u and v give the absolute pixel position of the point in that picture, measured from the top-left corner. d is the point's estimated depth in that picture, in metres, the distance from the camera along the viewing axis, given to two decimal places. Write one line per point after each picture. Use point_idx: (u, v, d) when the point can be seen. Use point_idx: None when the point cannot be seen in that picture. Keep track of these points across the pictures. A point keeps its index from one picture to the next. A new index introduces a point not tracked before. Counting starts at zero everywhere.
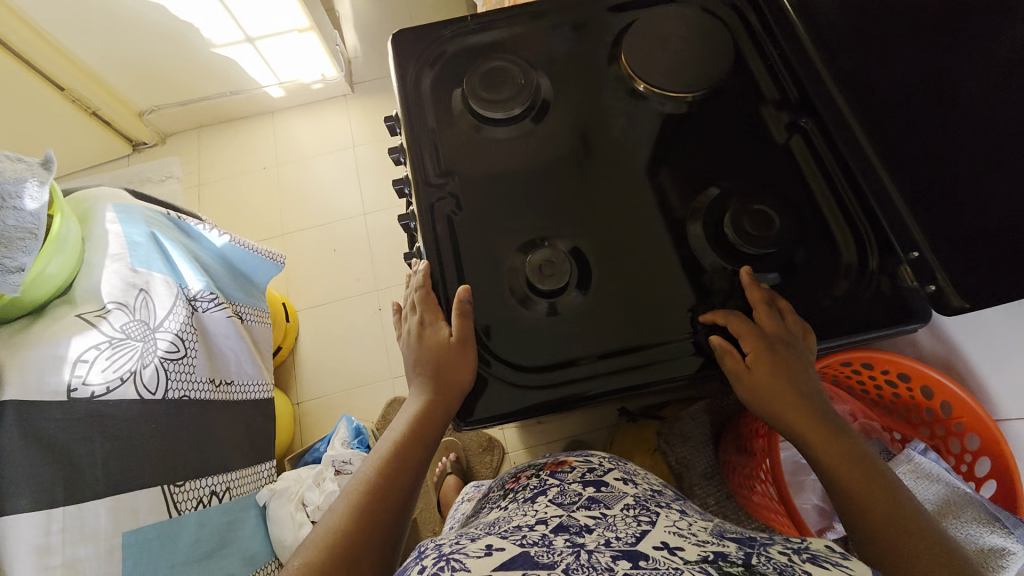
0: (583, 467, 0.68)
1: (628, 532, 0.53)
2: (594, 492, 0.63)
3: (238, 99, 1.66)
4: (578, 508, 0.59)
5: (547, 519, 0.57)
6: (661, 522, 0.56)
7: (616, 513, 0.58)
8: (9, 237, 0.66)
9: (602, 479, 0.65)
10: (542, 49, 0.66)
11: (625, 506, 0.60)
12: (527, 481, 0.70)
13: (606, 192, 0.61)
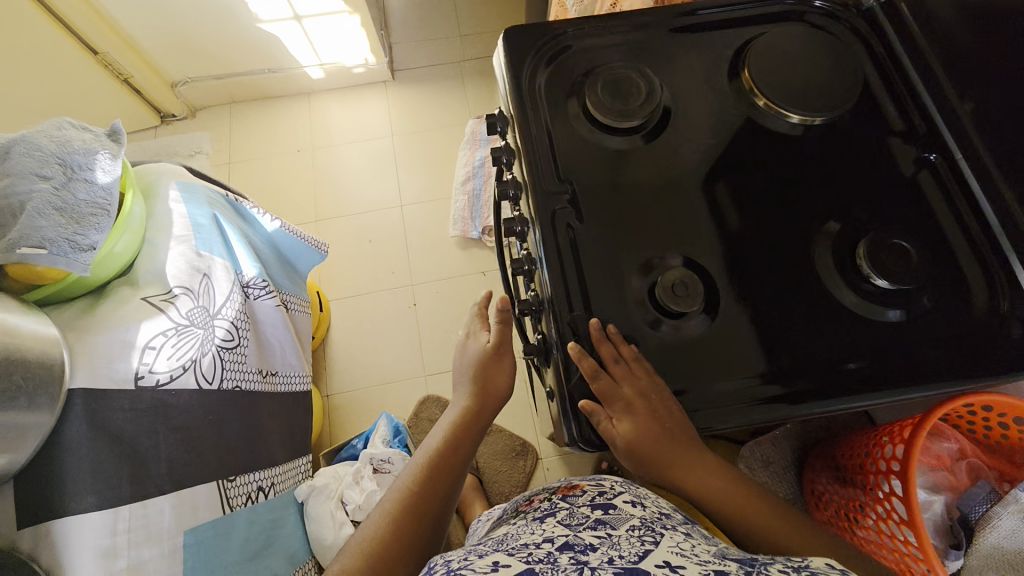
0: (594, 491, 0.65)
1: (628, 549, 0.47)
2: (602, 515, 0.59)
3: (276, 77, 1.61)
4: (583, 529, 0.54)
5: (554, 536, 0.53)
6: (664, 543, 0.49)
7: (620, 534, 0.52)
8: (81, 213, 0.62)
9: (610, 502, 0.61)
10: (659, 56, 0.63)
11: (630, 527, 0.54)
12: (541, 507, 0.67)
13: (726, 210, 0.59)
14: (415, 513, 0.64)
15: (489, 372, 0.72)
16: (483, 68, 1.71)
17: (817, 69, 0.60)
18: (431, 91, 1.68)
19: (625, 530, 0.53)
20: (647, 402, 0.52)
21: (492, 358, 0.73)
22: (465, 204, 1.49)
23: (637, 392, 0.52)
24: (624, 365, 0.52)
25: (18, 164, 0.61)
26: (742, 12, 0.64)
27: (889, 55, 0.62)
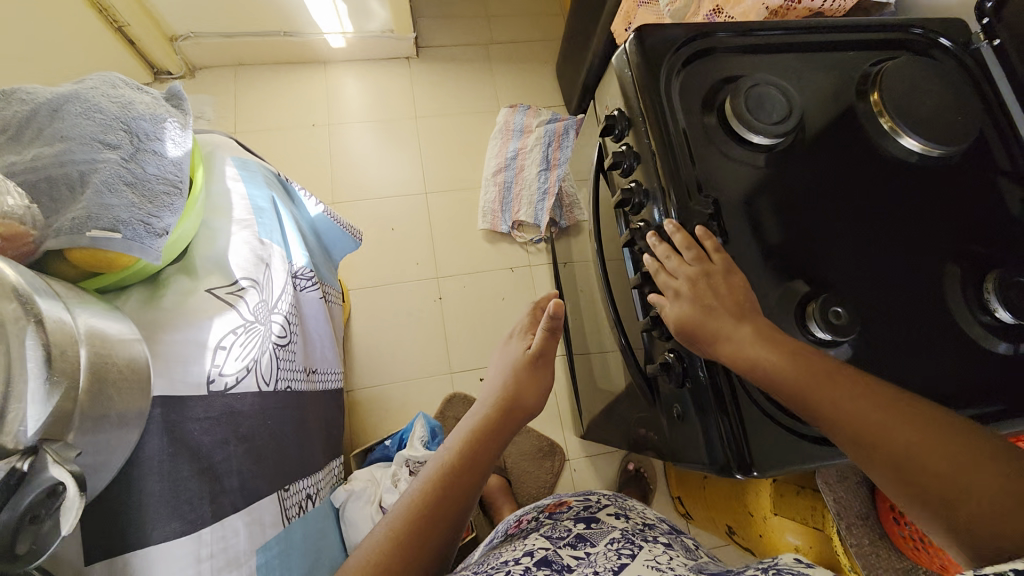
0: (580, 506, 0.67)
1: (606, 566, 0.52)
2: (583, 529, 0.61)
3: (291, 42, 1.48)
4: (564, 545, 0.57)
5: (534, 552, 0.56)
6: (642, 556, 0.54)
7: (600, 549, 0.56)
8: (153, 190, 0.53)
9: (593, 517, 0.64)
10: (787, 72, 0.63)
11: (610, 541, 0.58)
12: (525, 523, 0.68)
13: (851, 237, 0.59)
14: (449, 503, 0.58)
15: (526, 381, 0.72)
16: (511, 55, 1.65)
17: (942, 100, 0.61)
18: (458, 74, 1.61)
19: (602, 545, 0.56)
20: (715, 278, 0.53)
21: (531, 366, 0.73)
22: (496, 196, 1.44)
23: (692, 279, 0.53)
24: (692, 247, 0.54)
25: (74, 127, 0.51)
26: (871, 36, 0.65)
27: (997, 94, 0.64)
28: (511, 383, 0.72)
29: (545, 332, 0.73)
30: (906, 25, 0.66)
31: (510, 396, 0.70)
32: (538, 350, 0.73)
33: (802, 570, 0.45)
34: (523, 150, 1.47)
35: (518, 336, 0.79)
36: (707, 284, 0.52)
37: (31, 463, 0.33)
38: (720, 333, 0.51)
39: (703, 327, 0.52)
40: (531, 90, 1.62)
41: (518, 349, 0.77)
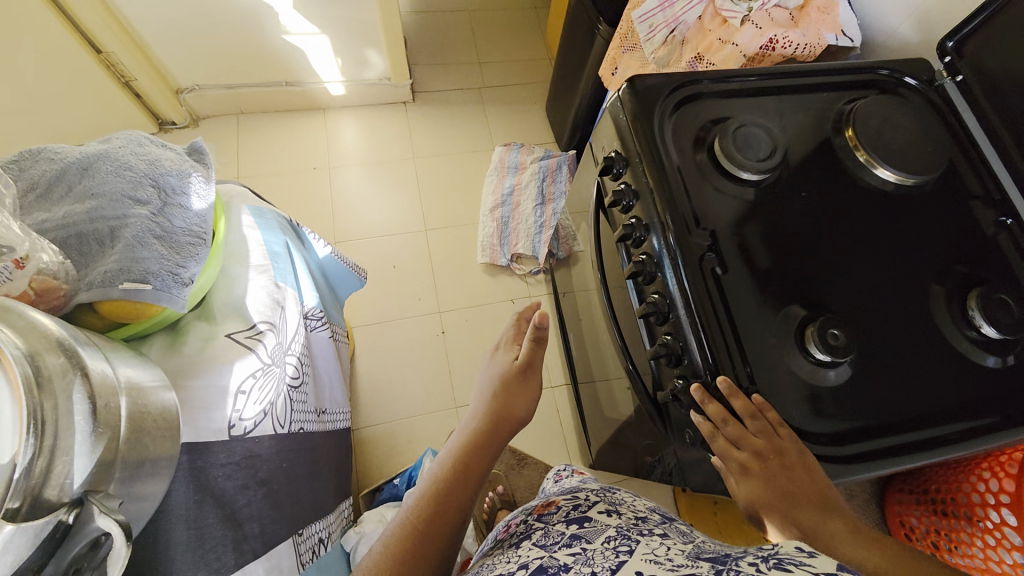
0: (569, 506, 0.62)
1: (603, 564, 0.45)
2: (578, 530, 0.55)
3: (292, 91, 1.54)
4: (559, 548, 0.51)
5: (527, 562, 0.50)
6: (640, 549, 0.47)
7: (596, 546, 0.49)
8: (180, 242, 0.56)
9: (585, 516, 0.58)
10: (769, 113, 0.68)
11: (606, 538, 0.51)
12: (516, 528, 0.63)
13: (841, 263, 0.62)
14: (452, 497, 0.58)
15: (516, 392, 0.74)
16: (503, 97, 1.74)
17: (910, 135, 0.67)
18: (453, 116, 1.69)
19: (598, 543, 0.50)
20: (786, 457, 0.54)
21: (520, 376, 0.75)
22: (494, 231, 1.49)
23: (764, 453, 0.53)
24: (755, 419, 0.54)
25: (106, 185, 0.53)
26: (842, 78, 0.71)
27: (964, 127, 0.69)
28: (501, 390, 0.74)
29: (532, 342, 0.76)
30: (874, 67, 0.72)
31: (500, 406, 0.72)
32: (526, 360, 0.76)
33: (807, 559, 0.36)
34: (519, 186, 1.53)
35: (504, 348, 0.82)
36: (779, 462, 0.54)
37: (77, 515, 0.34)
38: (807, 526, 0.52)
39: (794, 525, 0.53)
40: (523, 129, 1.70)
41: (506, 360, 0.80)
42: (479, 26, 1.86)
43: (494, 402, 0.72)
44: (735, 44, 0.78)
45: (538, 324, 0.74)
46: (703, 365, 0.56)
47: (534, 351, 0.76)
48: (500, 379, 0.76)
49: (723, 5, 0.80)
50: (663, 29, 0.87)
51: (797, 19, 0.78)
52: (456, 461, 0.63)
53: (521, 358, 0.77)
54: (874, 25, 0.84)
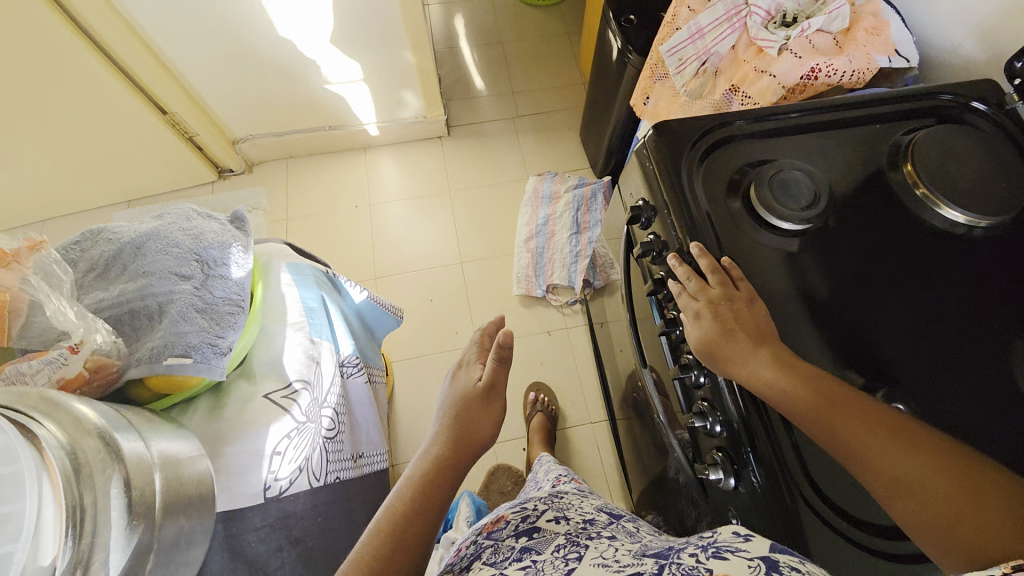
0: (515, 514, 0.62)
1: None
2: (526, 541, 0.56)
3: (335, 134, 1.63)
4: (510, 565, 0.51)
5: None
6: (589, 555, 0.48)
7: (546, 558, 0.50)
8: (219, 312, 0.59)
9: (534, 525, 0.58)
10: (810, 150, 0.63)
11: (555, 549, 0.52)
12: (458, 549, 0.60)
13: (905, 316, 0.55)
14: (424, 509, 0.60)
15: (477, 412, 0.76)
16: (537, 126, 1.75)
17: (978, 169, 0.59)
18: (487, 148, 1.71)
19: (549, 554, 0.51)
20: (737, 304, 0.54)
21: (482, 397, 0.78)
22: (529, 262, 1.48)
23: (714, 298, 0.54)
24: (716, 272, 0.55)
25: (155, 263, 0.58)
26: (895, 106, 0.65)
27: None
28: (463, 412, 0.76)
29: (496, 362, 0.80)
30: (934, 92, 0.65)
31: (461, 428, 0.74)
32: (487, 382, 0.79)
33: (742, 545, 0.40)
34: (553, 216, 1.52)
35: (468, 366, 0.85)
36: (729, 308, 0.53)
37: None
38: (738, 357, 0.51)
39: (727, 352, 0.52)
40: (556, 156, 1.70)
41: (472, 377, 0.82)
42: (512, 58, 1.89)
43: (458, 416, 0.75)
44: (772, 74, 0.73)
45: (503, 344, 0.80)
46: (739, 422, 0.52)
47: (496, 373, 0.80)
48: (457, 397, 0.79)
49: (757, 35, 0.76)
50: (693, 61, 0.84)
51: (843, 44, 0.73)
52: (409, 497, 0.61)
53: (482, 379, 0.80)
54: (929, 42, 0.76)
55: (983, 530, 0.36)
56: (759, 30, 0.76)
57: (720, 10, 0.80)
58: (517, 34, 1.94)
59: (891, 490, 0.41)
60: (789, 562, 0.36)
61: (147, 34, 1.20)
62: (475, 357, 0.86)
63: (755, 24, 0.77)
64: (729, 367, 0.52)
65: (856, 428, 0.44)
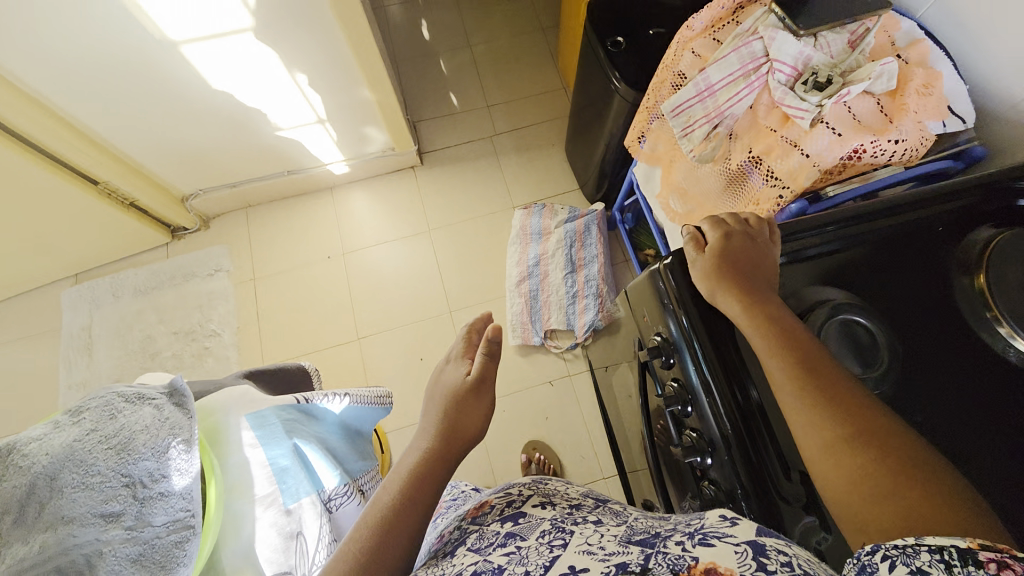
0: (501, 502, 0.57)
1: (536, 562, 0.43)
2: (511, 527, 0.51)
3: (295, 177, 1.47)
4: (493, 550, 0.48)
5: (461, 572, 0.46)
6: (574, 543, 0.45)
7: (530, 544, 0.47)
8: (163, 549, 0.50)
9: (520, 511, 0.54)
10: (855, 273, 0.54)
11: (540, 534, 0.48)
12: (448, 537, 0.56)
13: (1000, 482, 0.45)
14: (432, 472, 0.57)
15: (465, 409, 0.64)
16: (517, 143, 1.60)
17: None
18: (465, 175, 1.57)
19: (534, 540, 0.47)
20: (752, 243, 0.55)
21: (470, 394, 0.65)
22: (522, 307, 1.38)
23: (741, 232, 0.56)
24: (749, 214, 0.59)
25: (75, 505, 0.46)
26: (960, 203, 0.54)
27: None
28: (453, 406, 0.64)
29: (484, 355, 0.67)
30: (1009, 179, 0.53)
31: (451, 420, 0.63)
32: (477, 377, 0.66)
33: (727, 531, 0.40)
34: (545, 255, 1.41)
35: (455, 360, 0.70)
36: (747, 245, 0.54)
37: None
38: (745, 287, 0.51)
39: (721, 273, 0.53)
40: (542, 178, 1.55)
41: (457, 374, 0.68)
42: (483, 63, 1.70)
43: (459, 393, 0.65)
44: (804, 152, 0.61)
45: (492, 337, 0.68)
46: (717, 422, 0.50)
47: (486, 367, 0.67)
48: (443, 396, 0.66)
49: (782, 99, 0.63)
50: (703, 123, 0.71)
51: (890, 110, 0.60)
52: (410, 473, 0.56)
53: (469, 374, 0.67)
54: (986, 87, 0.64)
55: (917, 494, 0.35)
56: (786, 93, 0.63)
57: (734, 64, 0.66)
58: (486, 35, 1.73)
59: (834, 445, 0.40)
60: (772, 544, 0.37)
61: (57, 106, 1.03)
62: (461, 352, 0.71)
63: (779, 83, 0.64)
64: (718, 287, 0.52)
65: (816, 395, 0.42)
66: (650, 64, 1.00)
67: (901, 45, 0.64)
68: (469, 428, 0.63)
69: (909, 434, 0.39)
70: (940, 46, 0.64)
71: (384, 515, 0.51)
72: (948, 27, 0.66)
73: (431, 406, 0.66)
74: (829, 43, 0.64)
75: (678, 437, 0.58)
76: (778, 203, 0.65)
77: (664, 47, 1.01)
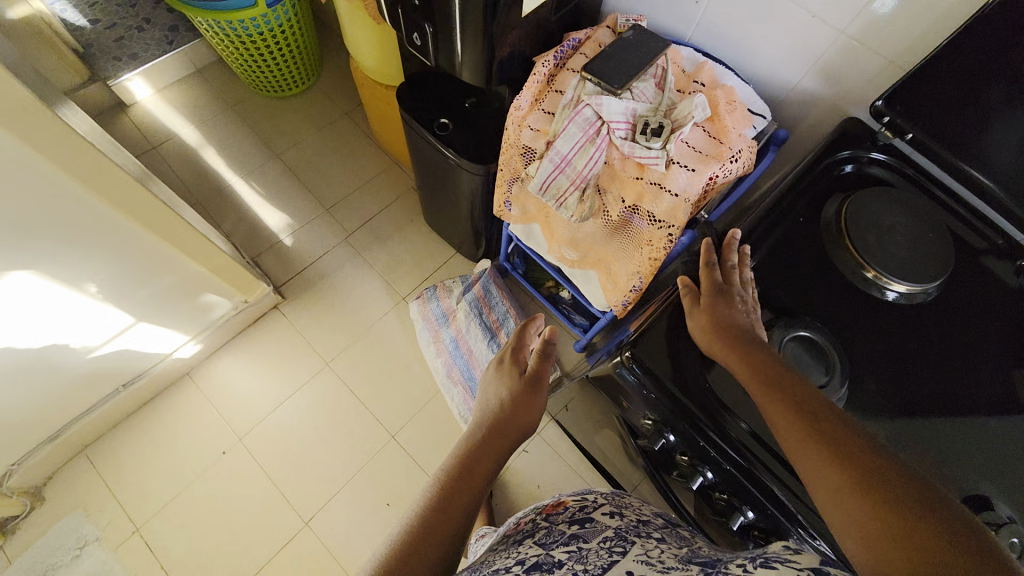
0: (576, 506, 0.60)
1: (594, 562, 0.43)
2: (577, 529, 0.53)
3: (136, 386, 1.19)
4: (556, 547, 0.50)
5: (525, 559, 0.49)
6: (634, 550, 0.45)
7: (592, 545, 0.48)
8: None
9: (589, 515, 0.56)
10: (771, 283, 0.60)
11: (604, 537, 0.49)
12: (523, 527, 0.62)
13: (949, 403, 0.54)
14: (483, 457, 0.62)
15: (521, 403, 0.71)
16: (375, 234, 1.51)
17: (909, 227, 0.61)
18: (337, 289, 1.43)
19: (595, 541, 0.48)
20: (739, 313, 0.56)
21: (526, 392, 0.72)
22: (464, 394, 1.30)
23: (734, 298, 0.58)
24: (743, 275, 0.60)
25: None
26: (804, 193, 0.65)
27: (938, 186, 0.65)
28: (507, 404, 0.70)
29: (541, 355, 0.74)
30: (819, 162, 0.66)
31: (504, 420, 0.68)
32: (539, 376, 0.74)
33: (790, 555, 0.36)
34: (460, 333, 1.34)
35: (506, 364, 0.79)
36: (742, 318, 0.56)
37: None
38: (745, 356, 0.52)
39: (720, 337, 0.54)
40: (418, 257, 1.49)
41: (509, 377, 0.76)
42: (299, 169, 1.57)
43: (512, 392, 0.72)
44: (672, 192, 0.66)
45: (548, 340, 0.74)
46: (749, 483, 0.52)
47: (546, 363, 0.74)
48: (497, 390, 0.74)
49: (633, 152, 0.67)
50: (572, 190, 0.72)
51: (715, 132, 0.68)
52: (461, 455, 0.62)
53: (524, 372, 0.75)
54: (767, 80, 0.76)
55: None
56: (632, 147, 0.67)
57: (576, 133, 0.69)
58: (289, 138, 1.61)
59: (857, 545, 0.39)
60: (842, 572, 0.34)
61: None
62: (519, 341, 0.82)
63: (621, 139, 0.68)
64: (719, 347, 0.54)
65: (831, 482, 0.43)
66: (483, 133, 1.01)
67: (690, 70, 0.74)
68: (518, 418, 0.69)
69: (934, 502, 0.39)
70: (718, 62, 0.75)
71: (441, 483, 0.56)
72: (713, 43, 0.78)
73: (485, 409, 0.72)
74: (642, 91, 0.71)
75: (713, 506, 0.58)
76: (670, 240, 0.69)
77: (487, 113, 1.03)
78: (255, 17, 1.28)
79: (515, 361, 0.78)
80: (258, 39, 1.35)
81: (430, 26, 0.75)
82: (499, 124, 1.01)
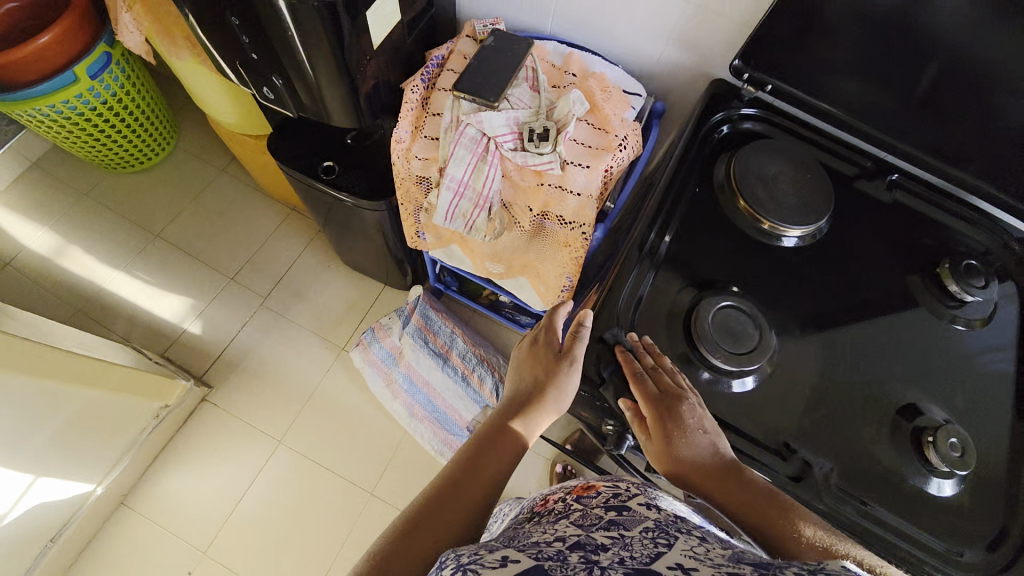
0: (608, 493, 0.48)
1: (641, 553, 0.34)
2: (615, 515, 0.44)
3: (65, 538, 1.04)
4: (593, 529, 0.41)
5: (563, 535, 0.40)
6: (682, 549, 0.36)
7: (635, 538, 0.38)
8: None
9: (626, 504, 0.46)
10: (690, 255, 0.61)
11: (647, 531, 0.40)
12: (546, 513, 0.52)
13: (862, 323, 0.58)
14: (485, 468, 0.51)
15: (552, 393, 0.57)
16: (293, 290, 1.40)
17: (789, 172, 0.65)
18: (268, 359, 1.32)
19: (639, 532, 0.39)
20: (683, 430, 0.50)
21: (562, 377, 0.57)
22: (432, 428, 1.25)
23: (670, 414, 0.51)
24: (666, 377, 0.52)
25: None
26: (693, 162, 0.67)
27: (803, 126, 0.70)
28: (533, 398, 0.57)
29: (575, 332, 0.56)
30: (699, 128, 0.68)
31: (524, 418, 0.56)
32: (572, 360, 0.56)
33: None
34: (411, 368, 1.28)
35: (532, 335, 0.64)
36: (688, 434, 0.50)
37: None
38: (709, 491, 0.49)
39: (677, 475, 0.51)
40: (345, 301, 1.41)
41: (539, 352, 0.61)
42: (188, 243, 1.42)
43: (543, 378, 0.58)
44: (574, 192, 0.66)
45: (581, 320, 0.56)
46: None
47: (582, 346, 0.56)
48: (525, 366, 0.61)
49: (526, 162, 0.66)
50: (478, 212, 0.70)
51: (599, 123, 0.68)
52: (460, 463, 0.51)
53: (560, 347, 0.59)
54: (632, 58, 0.78)
55: None
56: (524, 156, 0.66)
57: (465, 154, 0.67)
58: (162, 214, 1.44)
59: None
60: None
61: None
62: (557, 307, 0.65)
63: (511, 150, 0.67)
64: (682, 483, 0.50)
65: None
66: (373, 165, 0.96)
67: (559, 64, 0.74)
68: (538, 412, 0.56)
69: None
70: (583, 50, 0.75)
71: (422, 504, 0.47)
72: (574, 33, 0.79)
73: (512, 396, 0.59)
74: (519, 97, 0.69)
75: None
76: (586, 237, 0.69)
77: (371, 144, 0.97)
78: (81, 95, 1.12)
79: (548, 330, 0.62)
80: (93, 117, 1.19)
81: (280, 78, 0.69)
82: (386, 152, 0.96)
